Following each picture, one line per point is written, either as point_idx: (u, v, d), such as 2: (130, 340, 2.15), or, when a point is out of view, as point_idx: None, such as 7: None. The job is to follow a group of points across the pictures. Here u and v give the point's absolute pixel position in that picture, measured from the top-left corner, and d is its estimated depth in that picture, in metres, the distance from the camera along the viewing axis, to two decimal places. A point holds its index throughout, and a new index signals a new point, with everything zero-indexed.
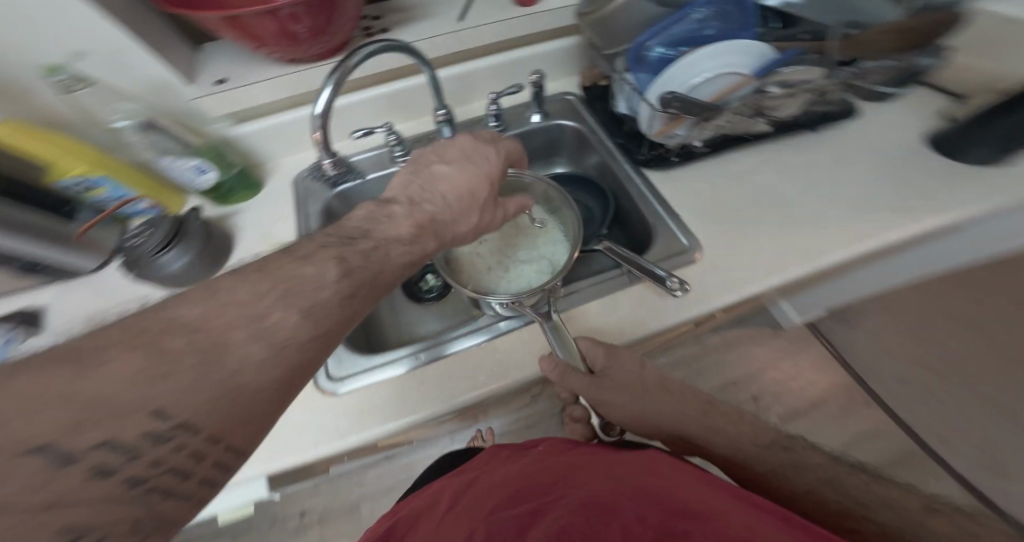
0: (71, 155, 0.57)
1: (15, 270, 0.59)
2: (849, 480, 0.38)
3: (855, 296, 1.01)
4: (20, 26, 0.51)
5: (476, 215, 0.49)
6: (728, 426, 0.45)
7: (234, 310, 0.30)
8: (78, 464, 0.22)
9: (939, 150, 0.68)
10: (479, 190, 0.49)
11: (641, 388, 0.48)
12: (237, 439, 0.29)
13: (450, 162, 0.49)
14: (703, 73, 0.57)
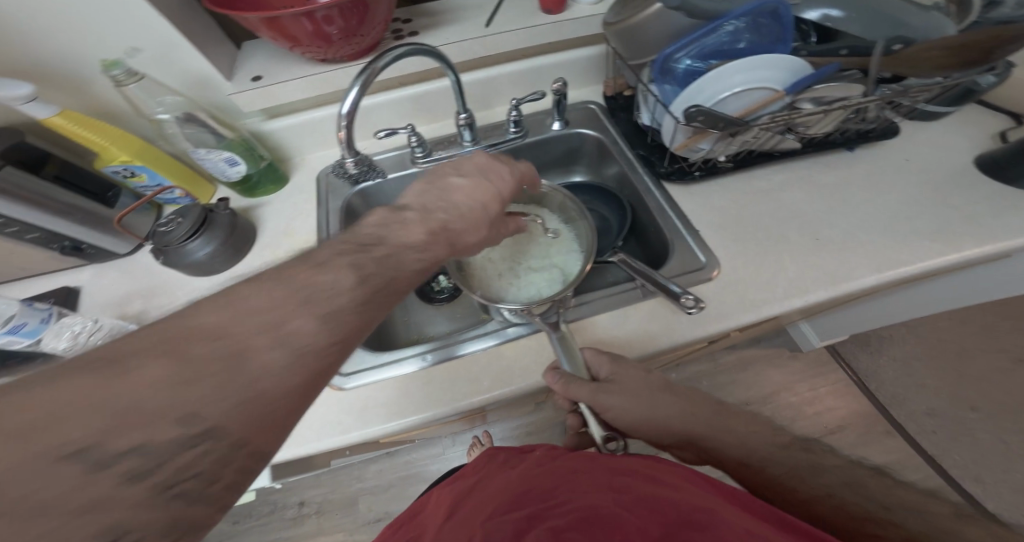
0: (116, 144, 0.60)
1: (56, 251, 0.62)
2: (868, 484, 0.37)
3: (881, 322, 0.98)
4: (84, 22, 0.54)
5: (487, 227, 0.49)
6: (742, 427, 0.43)
7: (251, 319, 0.28)
8: (108, 471, 0.22)
9: (995, 175, 0.64)
10: (491, 207, 0.46)
11: (653, 396, 0.46)
12: (262, 444, 0.27)
13: (465, 175, 0.46)
14: (730, 88, 0.55)
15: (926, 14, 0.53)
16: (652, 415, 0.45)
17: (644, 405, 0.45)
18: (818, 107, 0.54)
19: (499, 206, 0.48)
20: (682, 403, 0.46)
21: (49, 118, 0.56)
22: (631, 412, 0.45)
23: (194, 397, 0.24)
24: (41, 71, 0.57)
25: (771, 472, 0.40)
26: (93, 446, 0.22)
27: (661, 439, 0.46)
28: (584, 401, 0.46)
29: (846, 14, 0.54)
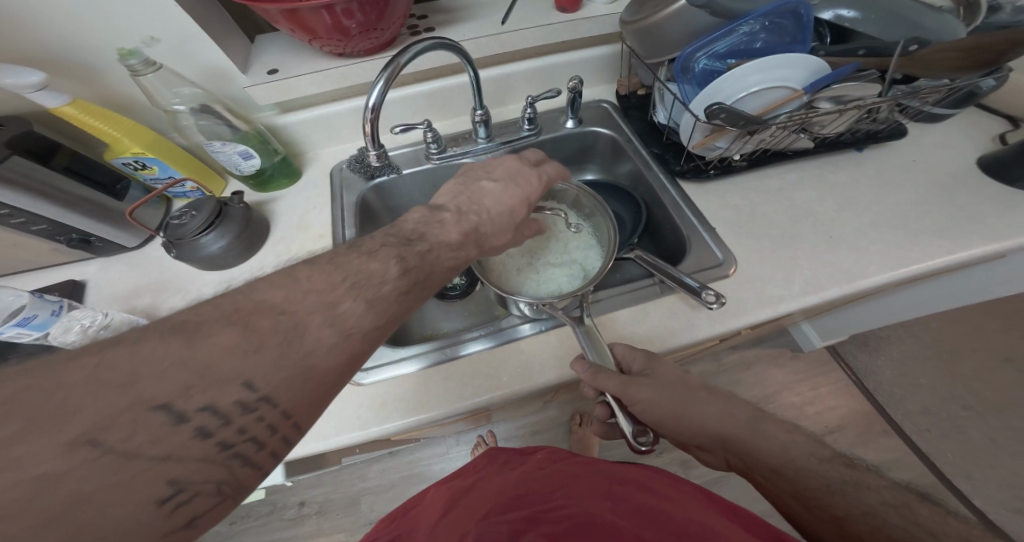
0: (129, 136, 0.59)
1: (64, 244, 0.61)
2: (919, 509, 0.36)
3: (883, 322, 0.99)
4: (99, 10, 0.53)
5: (513, 225, 0.50)
6: (781, 434, 0.43)
7: (312, 297, 0.33)
8: (188, 422, 0.28)
9: (997, 176, 0.65)
10: (517, 211, 0.50)
11: (684, 395, 0.46)
12: (302, 417, 0.32)
13: (496, 180, 0.51)
14: (746, 89, 0.56)
15: (938, 17, 0.54)
16: (688, 411, 0.45)
17: (680, 402, 0.45)
18: (836, 106, 0.55)
19: (527, 207, 0.52)
20: (721, 405, 0.46)
21: (59, 107, 0.54)
22: (665, 407, 0.45)
23: (258, 363, 0.30)
24: (52, 58, 0.56)
25: (807, 483, 0.39)
26: (175, 401, 0.27)
27: (694, 438, 0.46)
28: (611, 392, 0.47)
29: (859, 15, 0.56)
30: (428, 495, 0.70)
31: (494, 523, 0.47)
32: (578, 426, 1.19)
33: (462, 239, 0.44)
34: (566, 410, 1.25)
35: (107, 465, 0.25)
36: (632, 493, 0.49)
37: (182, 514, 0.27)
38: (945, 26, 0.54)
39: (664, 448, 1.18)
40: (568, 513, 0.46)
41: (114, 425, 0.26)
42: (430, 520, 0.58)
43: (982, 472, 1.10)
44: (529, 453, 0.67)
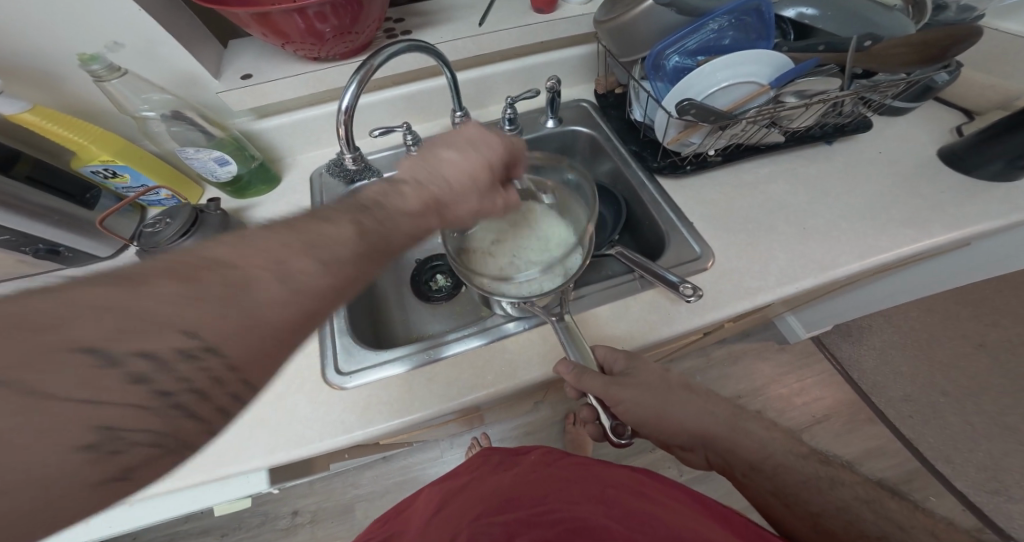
0: (95, 143, 0.58)
1: (30, 255, 0.59)
2: (891, 504, 0.37)
3: (860, 311, 1.01)
4: (62, 16, 0.52)
5: (475, 198, 0.47)
6: (759, 430, 0.44)
7: (259, 250, 0.30)
8: (118, 367, 0.24)
9: (953, 165, 0.68)
10: (480, 178, 0.46)
11: (665, 391, 0.46)
12: (255, 374, 0.29)
13: (455, 147, 0.47)
14: (717, 85, 0.57)
15: (891, 14, 0.56)
16: (670, 408, 0.45)
17: (663, 401, 0.46)
18: (800, 101, 0.57)
19: (490, 173, 0.48)
20: (701, 403, 0.46)
21: (19, 114, 0.54)
22: (646, 406, 0.45)
23: (201, 309, 0.26)
24: (18, 66, 0.55)
25: (785, 480, 0.39)
26: (106, 343, 0.23)
27: (676, 437, 0.46)
28: (595, 393, 0.46)
29: (818, 13, 0.57)
30: (419, 496, 0.69)
31: (486, 525, 0.48)
32: (571, 425, 1.20)
33: (424, 208, 0.42)
34: (558, 409, 1.26)
35: (24, 408, 0.21)
36: (621, 499, 0.50)
37: (113, 468, 0.24)
38: (897, 22, 0.56)
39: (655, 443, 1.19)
40: (559, 516, 0.47)
41: (36, 362, 0.22)
42: (421, 519, 0.58)
43: (962, 455, 1.13)
44: (523, 452, 0.67)
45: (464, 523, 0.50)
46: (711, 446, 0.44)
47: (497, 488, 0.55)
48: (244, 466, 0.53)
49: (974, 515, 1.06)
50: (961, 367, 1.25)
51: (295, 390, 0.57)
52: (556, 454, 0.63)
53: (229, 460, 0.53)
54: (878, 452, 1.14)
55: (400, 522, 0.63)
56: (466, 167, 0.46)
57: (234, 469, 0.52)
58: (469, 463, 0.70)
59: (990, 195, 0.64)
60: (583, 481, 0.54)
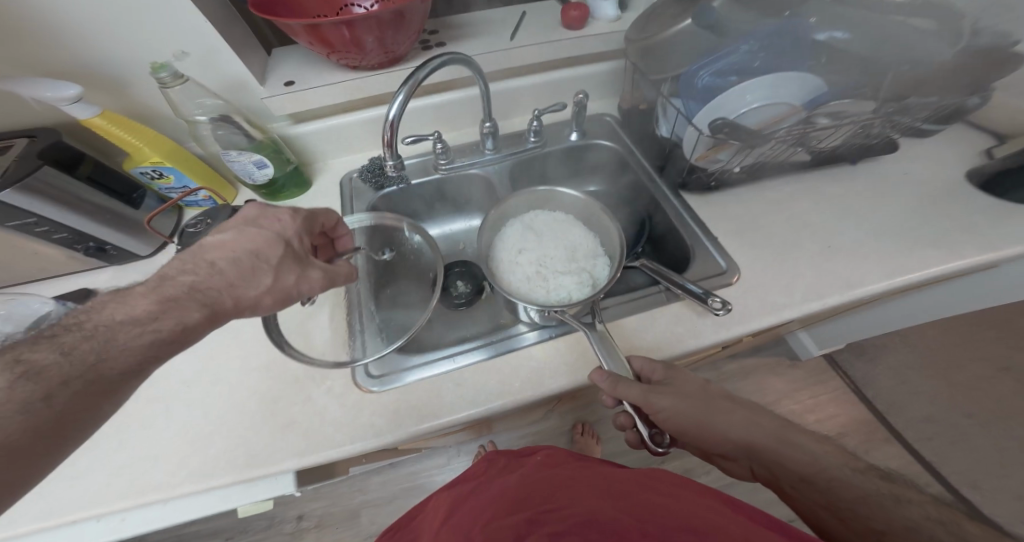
0: (148, 146, 0.60)
1: (80, 253, 0.62)
2: (966, 525, 0.34)
3: (876, 331, 1.01)
4: (130, 26, 0.54)
5: (269, 275, 0.44)
6: (812, 444, 0.43)
7: None
8: None
9: (988, 190, 0.69)
10: (260, 252, 0.44)
11: (708, 399, 0.47)
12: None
13: (224, 231, 0.45)
14: (747, 105, 0.59)
15: (928, 38, 0.56)
16: (712, 417, 0.45)
17: (703, 410, 0.46)
18: (834, 122, 0.58)
19: (283, 247, 0.46)
20: (746, 414, 0.46)
21: (90, 119, 0.56)
22: (687, 415, 0.46)
23: None
24: (81, 73, 0.57)
25: (840, 494, 0.39)
26: None
27: (718, 448, 0.46)
28: (631, 400, 0.47)
29: (850, 35, 0.56)
30: (429, 501, 0.69)
31: (500, 527, 0.47)
32: (581, 436, 1.20)
33: (160, 308, 0.39)
34: (569, 419, 1.26)
35: None
36: (633, 494, 0.51)
37: None
38: (936, 46, 0.56)
39: (666, 456, 1.20)
40: (572, 511, 0.48)
41: None
42: (435, 523, 0.58)
43: (981, 481, 1.12)
44: (527, 454, 0.69)
45: (478, 525, 0.50)
46: (757, 458, 0.44)
47: (506, 490, 0.56)
48: (269, 466, 0.53)
49: None
50: (977, 390, 1.24)
51: (326, 390, 0.58)
52: (568, 458, 0.64)
53: (262, 460, 0.54)
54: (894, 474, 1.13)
55: (418, 525, 0.64)
56: (271, 268, 0.44)
57: (265, 471, 0.53)
58: (479, 464, 0.71)
59: (1015, 219, 0.65)
60: (593, 481, 0.55)
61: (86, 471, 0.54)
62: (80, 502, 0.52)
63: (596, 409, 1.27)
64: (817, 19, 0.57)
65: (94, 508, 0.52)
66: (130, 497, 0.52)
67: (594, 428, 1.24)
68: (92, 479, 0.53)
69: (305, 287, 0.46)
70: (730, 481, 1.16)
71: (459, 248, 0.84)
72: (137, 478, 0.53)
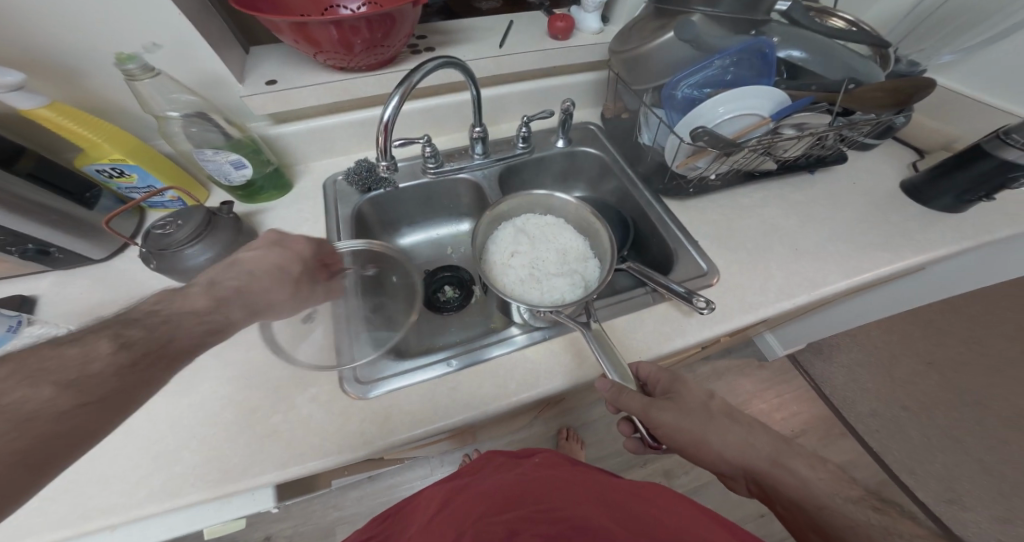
0: (106, 141, 0.55)
1: (16, 256, 0.55)
2: None
3: (833, 330, 1.09)
4: (97, 14, 0.51)
5: (288, 289, 0.52)
6: (804, 469, 0.41)
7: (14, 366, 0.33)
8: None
9: (912, 197, 0.76)
10: (288, 269, 0.52)
11: (705, 416, 0.46)
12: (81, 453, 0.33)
13: (254, 248, 0.52)
14: (720, 117, 0.61)
15: (867, 61, 0.64)
16: (707, 435, 0.45)
17: (701, 427, 0.45)
18: (800, 133, 0.62)
19: (302, 265, 0.54)
20: (742, 433, 0.45)
21: (34, 110, 0.51)
22: (686, 432, 0.46)
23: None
24: (33, 60, 0.52)
25: (829, 521, 0.37)
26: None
27: (716, 464, 0.46)
28: (632, 410, 0.48)
29: (807, 55, 0.64)
30: (425, 491, 0.66)
31: (491, 524, 0.47)
32: (564, 441, 1.21)
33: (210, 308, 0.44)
34: (551, 425, 1.26)
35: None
36: (624, 504, 0.51)
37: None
38: (875, 69, 0.64)
39: (645, 457, 1.23)
40: (562, 514, 0.48)
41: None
42: (424, 516, 0.57)
43: (924, 468, 1.22)
44: (527, 455, 0.68)
45: (469, 520, 0.49)
46: (752, 476, 0.43)
47: (498, 487, 0.55)
48: (247, 481, 0.50)
49: (939, 524, 1.13)
50: (916, 384, 1.36)
51: (311, 399, 0.55)
52: (565, 460, 0.64)
53: (240, 475, 0.50)
54: (850, 464, 1.20)
55: (397, 524, 0.62)
56: (291, 283, 0.52)
57: (245, 484, 0.49)
58: (469, 466, 0.70)
59: (948, 225, 0.73)
60: (585, 486, 0.55)
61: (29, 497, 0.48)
62: (20, 532, 0.46)
63: (576, 414, 1.28)
64: (778, 39, 0.65)
65: (37, 537, 0.46)
66: (81, 524, 0.47)
67: (576, 433, 1.25)
68: (37, 505, 0.48)
69: (311, 300, 0.55)
70: (705, 478, 1.20)
71: (445, 253, 0.83)
72: (90, 502, 0.48)
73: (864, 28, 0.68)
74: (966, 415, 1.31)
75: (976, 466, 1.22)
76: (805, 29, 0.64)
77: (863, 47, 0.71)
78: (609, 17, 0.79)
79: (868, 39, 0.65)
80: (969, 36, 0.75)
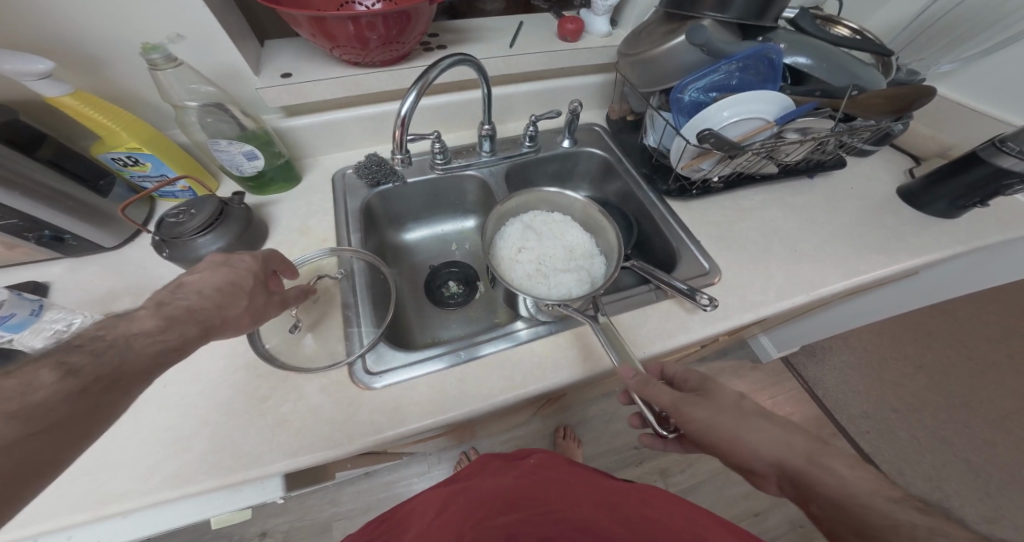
0: (123, 129, 0.55)
1: (31, 242, 0.55)
2: None
3: (826, 334, 1.12)
4: (122, 5, 0.51)
5: (245, 301, 0.48)
6: (842, 468, 0.39)
7: None
8: None
9: (909, 202, 0.79)
10: (241, 280, 0.48)
11: (737, 411, 0.44)
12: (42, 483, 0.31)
13: (197, 270, 0.47)
14: (726, 120, 0.63)
15: (869, 68, 0.66)
16: (740, 431, 0.43)
17: (734, 423, 0.43)
18: (803, 137, 0.65)
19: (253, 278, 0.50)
20: (777, 432, 0.43)
21: (57, 97, 0.51)
22: (719, 427, 0.44)
23: None
24: (56, 50, 0.53)
25: (869, 520, 0.35)
26: None
27: (747, 462, 0.43)
28: (662, 405, 0.47)
29: (812, 62, 0.66)
30: (416, 498, 0.69)
31: (490, 527, 0.50)
32: (561, 439, 1.22)
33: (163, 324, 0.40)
34: (549, 423, 1.27)
35: None
36: (622, 504, 0.54)
37: None
38: (877, 76, 0.66)
39: (641, 456, 1.24)
40: (560, 516, 0.51)
41: None
42: (424, 520, 0.58)
43: (912, 468, 1.24)
44: (524, 457, 0.71)
45: (468, 524, 0.51)
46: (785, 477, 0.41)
47: (497, 489, 0.58)
48: (256, 472, 0.50)
49: None
50: (906, 387, 1.39)
51: (321, 387, 0.55)
52: (559, 462, 0.67)
53: (250, 463, 0.50)
54: None
55: (393, 529, 0.64)
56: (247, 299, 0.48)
57: (256, 473, 0.50)
58: (469, 468, 0.71)
59: (941, 229, 0.75)
60: (584, 487, 0.58)
61: None
62: (32, 516, 0.46)
63: (573, 412, 1.29)
64: (784, 46, 0.66)
65: (49, 522, 0.46)
66: (92, 509, 0.47)
67: (574, 431, 1.26)
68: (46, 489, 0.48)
69: (270, 312, 0.51)
70: (700, 478, 1.22)
71: (450, 248, 0.84)
72: (100, 487, 0.48)
73: (867, 37, 0.70)
74: (954, 417, 1.34)
75: (961, 468, 1.25)
76: (812, 36, 0.69)
77: (865, 53, 0.74)
78: (618, 21, 0.81)
79: (870, 47, 0.68)
80: (968, 46, 0.80)
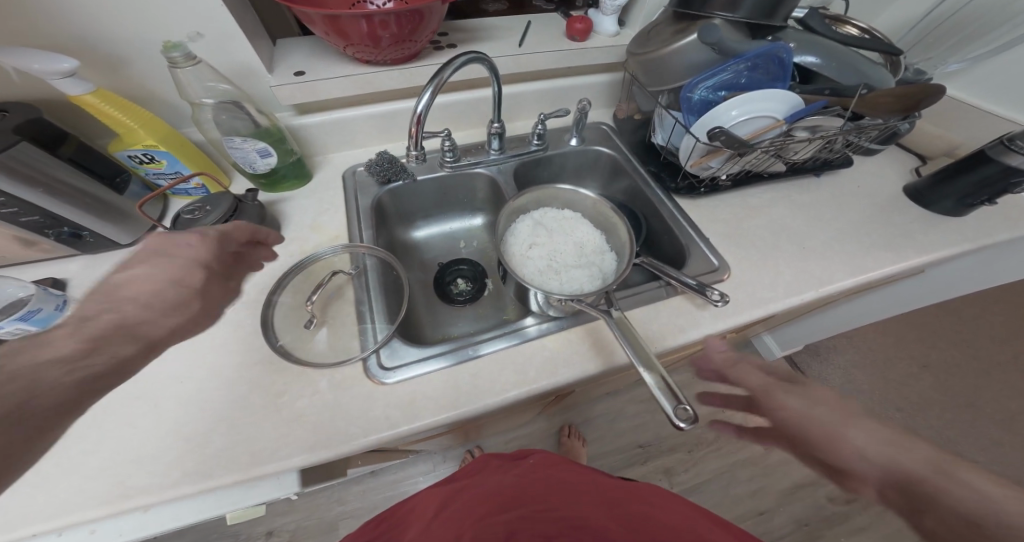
0: (141, 127, 0.56)
1: (50, 238, 0.56)
2: None
3: (831, 333, 1.12)
4: (142, 4, 0.52)
5: (196, 300, 0.49)
6: (977, 481, 0.37)
7: None
8: None
9: (916, 200, 0.79)
10: (185, 276, 0.48)
11: (845, 410, 0.45)
12: None
13: (132, 266, 0.46)
14: (736, 118, 0.63)
15: (878, 67, 0.67)
16: (844, 430, 0.44)
17: (836, 421, 0.45)
18: (813, 136, 0.65)
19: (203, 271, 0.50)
20: (887, 434, 0.42)
21: (79, 95, 0.52)
22: (818, 423, 0.45)
23: None
24: (75, 49, 0.53)
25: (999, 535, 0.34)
26: None
27: (847, 461, 0.43)
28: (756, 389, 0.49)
29: (821, 61, 0.67)
30: (416, 497, 0.71)
31: (490, 524, 0.52)
32: (567, 438, 1.22)
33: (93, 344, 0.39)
34: (554, 422, 1.27)
35: None
36: (618, 503, 0.57)
37: None
38: (886, 75, 0.66)
39: (646, 455, 1.25)
40: (558, 514, 0.53)
41: None
42: (422, 520, 0.60)
43: None
44: (522, 458, 0.73)
45: (468, 521, 0.54)
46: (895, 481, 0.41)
47: (497, 489, 0.61)
48: (273, 467, 0.50)
49: None
50: (911, 386, 1.39)
51: (336, 382, 0.56)
52: (556, 463, 0.70)
53: (266, 458, 0.50)
54: None
55: (392, 528, 0.66)
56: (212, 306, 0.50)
57: (270, 468, 0.50)
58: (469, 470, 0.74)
59: (948, 227, 0.75)
60: (580, 487, 0.60)
61: (57, 476, 0.49)
62: (52, 510, 0.47)
63: (579, 411, 1.30)
64: (793, 45, 0.67)
65: (68, 516, 0.47)
66: (111, 503, 0.47)
67: (579, 430, 1.26)
68: (65, 484, 0.48)
69: (221, 303, 0.51)
70: (705, 477, 1.22)
71: (458, 246, 0.85)
72: (119, 482, 0.49)
73: (875, 35, 0.71)
74: (959, 417, 1.34)
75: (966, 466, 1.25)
76: (820, 35, 0.69)
77: (873, 53, 0.74)
78: (626, 20, 0.82)
79: (878, 46, 0.68)
80: (975, 45, 0.80)
